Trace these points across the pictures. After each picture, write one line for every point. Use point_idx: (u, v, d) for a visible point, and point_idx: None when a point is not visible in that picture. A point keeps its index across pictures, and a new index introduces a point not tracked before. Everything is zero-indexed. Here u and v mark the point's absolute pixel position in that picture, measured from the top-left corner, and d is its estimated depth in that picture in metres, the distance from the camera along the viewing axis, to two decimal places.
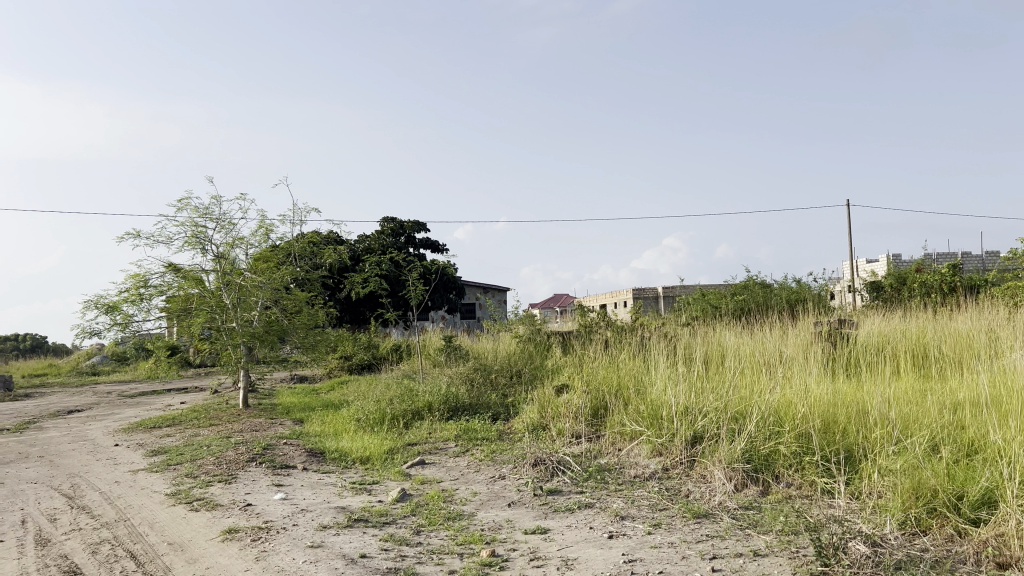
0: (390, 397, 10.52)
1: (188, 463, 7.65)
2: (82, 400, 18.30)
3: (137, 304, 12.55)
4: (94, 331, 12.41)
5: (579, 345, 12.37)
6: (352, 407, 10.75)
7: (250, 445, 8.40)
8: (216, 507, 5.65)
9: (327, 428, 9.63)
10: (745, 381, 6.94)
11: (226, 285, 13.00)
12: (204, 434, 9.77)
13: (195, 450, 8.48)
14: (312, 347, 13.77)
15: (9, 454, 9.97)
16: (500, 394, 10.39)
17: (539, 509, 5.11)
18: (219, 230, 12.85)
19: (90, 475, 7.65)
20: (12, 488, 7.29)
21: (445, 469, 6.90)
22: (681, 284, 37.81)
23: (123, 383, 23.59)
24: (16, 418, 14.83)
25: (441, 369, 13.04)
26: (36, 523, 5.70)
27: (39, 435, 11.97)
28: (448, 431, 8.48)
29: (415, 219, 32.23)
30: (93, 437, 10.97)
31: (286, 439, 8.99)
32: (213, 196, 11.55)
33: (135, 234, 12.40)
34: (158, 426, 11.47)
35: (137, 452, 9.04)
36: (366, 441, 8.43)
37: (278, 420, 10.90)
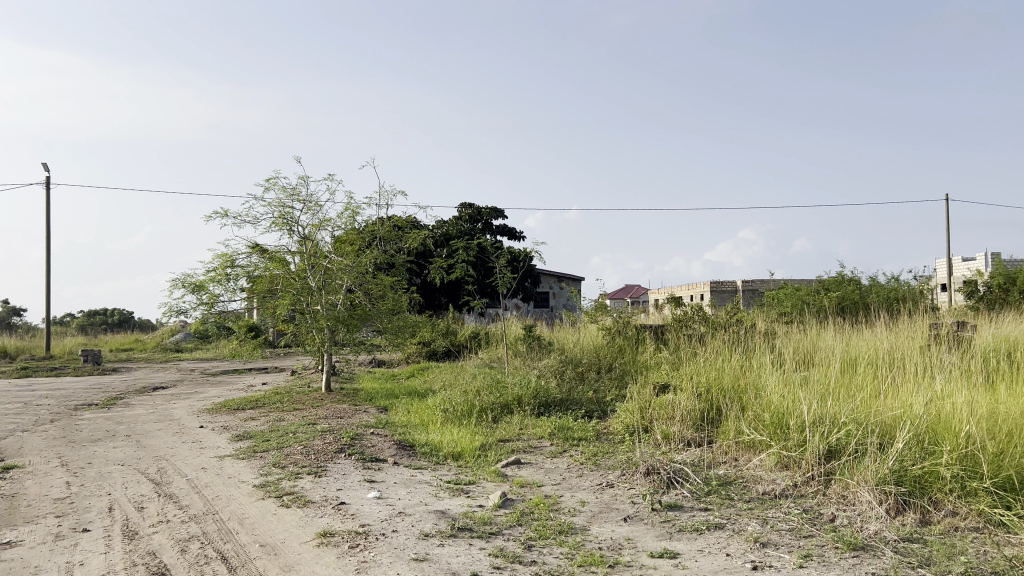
0: (477, 387, 10.08)
1: (274, 451, 7.38)
2: (166, 377, 18.44)
3: (223, 283, 12.45)
4: (181, 311, 12.37)
5: (675, 340, 11.70)
6: (438, 397, 10.36)
7: (336, 435, 8.08)
8: (308, 504, 5.29)
9: (413, 419, 9.26)
10: (882, 390, 6.28)
11: (312, 267, 12.81)
12: (288, 420, 9.51)
13: (281, 436, 8.20)
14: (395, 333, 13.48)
15: (98, 431, 9.91)
16: (593, 389, 9.86)
17: (661, 526, 4.60)
18: (306, 211, 12.66)
19: (177, 460, 7.42)
20: (99, 470, 7.10)
21: (546, 471, 6.42)
22: (763, 279, 36.55)
23: (206, 361, 23.87)
24: (103, 393, 14.95)
25: (527, 360, 12.55)
26: (123, 512, 5.44)
27: (126, 413, 11.95)
28: (542, 427, 8.00)
29: (493, 206, 31.81)
30: (179, 417, 10.86)
31: (373, 429, 8.64)
32: (300, 176, 11.33)
33: (223, 213, 12.32)
34: (242, 409, 11.33)
35: (222, 435, 8.81)
36: (456, 434, 8.00)
37: (363, 407, 10.59)
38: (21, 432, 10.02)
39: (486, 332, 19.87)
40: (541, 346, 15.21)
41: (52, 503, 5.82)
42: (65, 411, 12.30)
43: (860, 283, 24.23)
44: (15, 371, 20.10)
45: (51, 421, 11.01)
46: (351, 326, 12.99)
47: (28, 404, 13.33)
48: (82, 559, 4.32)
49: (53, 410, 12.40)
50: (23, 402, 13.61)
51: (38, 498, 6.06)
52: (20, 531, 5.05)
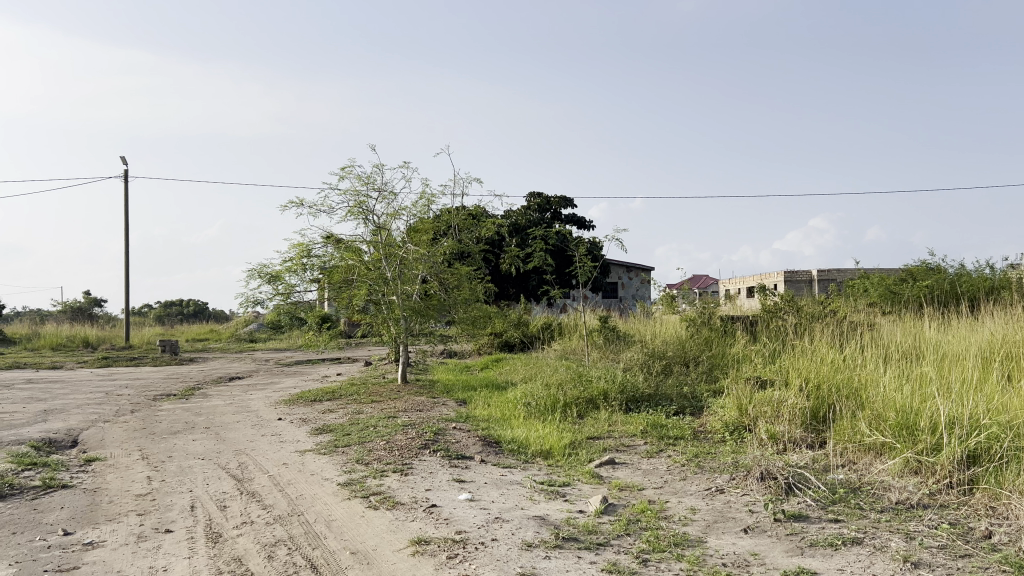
0: (560, 379, 9.67)
1: (357, 446, 7.12)
2: (241, 368, 18.52)
3: (299, 274, 12.32)
4: (258, 301, 12.29)
5: (766, 334, 11.07)
6: (518, 390, 9.99)
7: (417, 430, 7.77)
8: (397, 506, 4.98)
9: (494, 413, 8.90)
10: (1021, 390, 5.68)
11: (387, 258, 12.60)
12: (367, 413, 9.26)
13: (362, 430, 7.94)
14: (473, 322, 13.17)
15: (178, 422, 9.83)
16: (682, 383, 9.38)
17: (788, 540, 4.14)
18: (381, 200, 12.42)
19: (257, 454, 7.21)
20: (180, 465, 6.94)
21: (645, 474, 5.98)
22: (841, 269, 35.24)
23: (279, 351, 24.03)
24: (182, 384, 15.04)
25: (609, 351, 12.06)
26: (206, 511, 5.21)
27: (204, 403, 11.91)
28: (633, 424, 7.55)
29: (562, 196, 31.34)
30: (257, 409, 10.74)
31: (455, 423, 8.32)
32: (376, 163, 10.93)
33: (299, 202, 12.19)
34: (319, 400, 11.19)
35: (302, 429, 8.60)
36: (543, 431, 7.62)
37: (441, 400, 10.29)
38: (103, 423, 10.01)
39: (560, 322, 19.42)
40: (619, 337, 14.70)
41: (135, 499, 5.64)
42: (145, 401, 12.33)
43: (952, 272, 23.01)
44: (97, 361, 20.47)
45: (132, 412, 11.01)
46: (428, 316, 12.73)
47: (109, 394, 13.44)
48: (165, 564, 4.08)
49: (133, 400, 12.46)
50: (105, 392, 13.72)
51: (120, 494, 5.90)
52: (102, 530, 4.85)
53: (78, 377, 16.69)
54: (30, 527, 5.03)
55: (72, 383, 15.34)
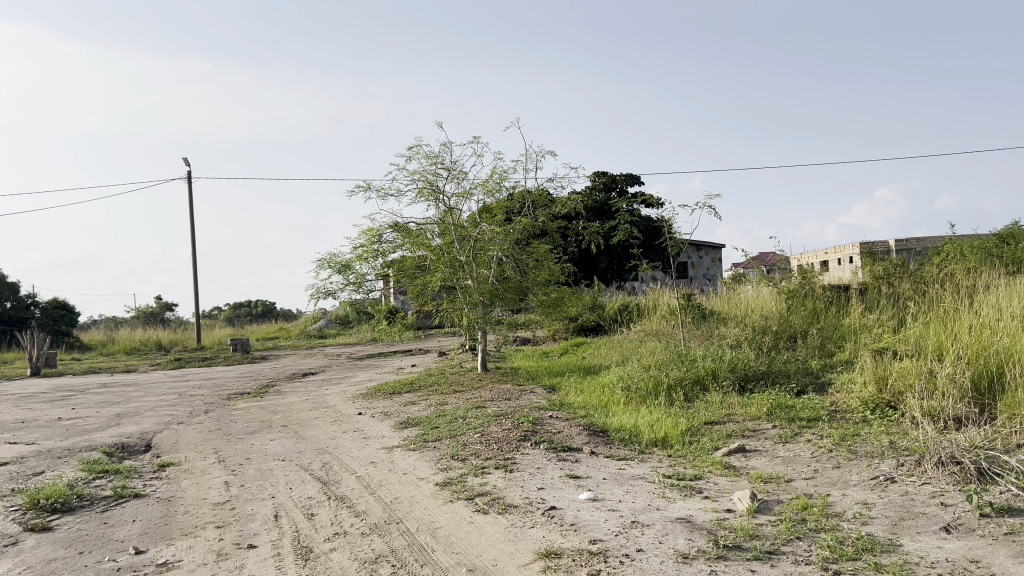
0: (659, 360, 8.86)
1: (449, 440, 6.47)
2: (313, 364, 18.11)
3: (370, 262, 11.76)
4: (329, 292, 11.77)
5: (881, 303, 10.06)
6: (612, 373, 9.22)
7: (512, 420, 7.07)
8: (510, 510, 4.27)
9: (592, 399, 8.15)
10: None
11: (461, 240, 11.91)
12: (453, 404, 8.60)
13: (452, 423, 7.29)
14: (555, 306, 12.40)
15: (254, 422, 9.32)
16: (794, 361, 8.50)
17: (1011, 543, 3.32)
18: (451, 179, 11.71)
19: (342, 453, 6.61)
20: (259, 467, 6.37)
21: (788, 464, 5.17)
22: (924, 237, 33.43)
23: (349, 346, 23.72)
24: (255, 382, 14.69)
25: (705, 330, 11.18)
26: (292, 521, 4.58)
27: (280, 401, 11.43)
28: (754, 408, 6.73)
29: (629, 175, 30.34)
30: (335, 404, 10.20)
31: (551, 411, 7.61)
32: (444, 141, 9.96)
33: (365, 186, 11.62)
34: (398, 392, 10.63)
35: (385, 423, 7.99)
36: (652, 417, 6.84)
37: (529, 387, 9.57)
38: (178, 425, 9.56)
39: (637, 302, 18.54)
40: (708, 316, 13.80)
41: (213, 509, 5.06)
42: (220, 401, 11.94)
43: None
44: (171, 363, 20.33)
45: (206, 412, 10.58)
46: (507, 300, 12.05)
47: (183, 395, 13.11)
48: None
49: (208, 400, 12.08)
50: (179, 393, 13.39)
51: (197, 504, 5.33)
52: (177, 548, 4.26)
53: (152, 379, 16.46)
54: (98, 544, 4.47)
55: (146, 386, 15.07)
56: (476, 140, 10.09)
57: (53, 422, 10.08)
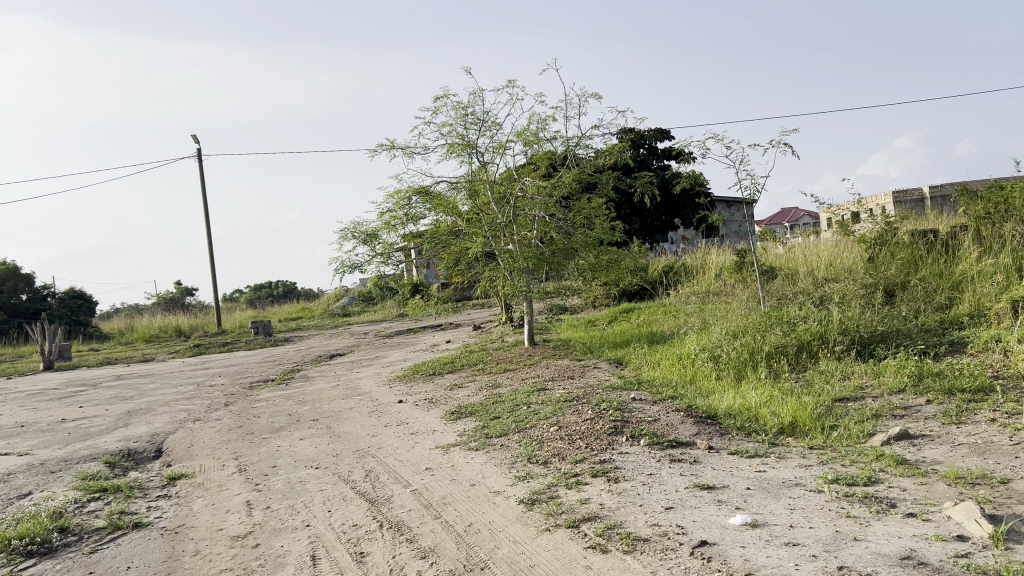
0: (746, 322, 7.59)
1: (519, 434, 5.26)
2: (339, 344, 16.95)
3: (398, 229, 10.58)
4: (355, 266, 10.58)
5: (992, 248, 8.68)
6: (689, 341, 7.97)
7: (591, 404, 5.83)
8: (643, 548, 3.03)
9: (675, 374, 6.90)
10: None
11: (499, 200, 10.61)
12: (508, 387, 7.40)
13: (515, 411, 6.08)
14: (603, 268, 11.14)
15: (279, 415, 8.16)
16: (906, 319, 7.19)
17: None
18: (484, 132, 10.36)
19: (388, 456, 5.40)
20: (287, 479, 5.18)
21: (982, 456, 3.89)
22: None
23: (375, 323, 22.61)
24: (279, 367, 13.57)
25: (779, 289, 9.88)
26: (337, 568, 3.36)
27: (307, 387, 10.29)
28: (892, 380, 5.46)
29: (658, 131, 28.75)
30: (369, 390, 9.02)
31: (632, 391, 6.37)
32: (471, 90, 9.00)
33: (389, 144, 10.37)
34: (438, 374, 9.45)
35: (432, 414, 6.77)
36: (761, 395, 5.60)
37: (590, 361, 8.34)
38: (194, 423, 8.43)
39: (683, 262, 17.20)
40: (772, 273, 12.46)
41: (230, 548, 3.85)
42: (241, 391, 10.80)
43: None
44: (190, 349, 19.30)
45: (226, 406, 9.44)
46: (553, 265, 10.72)
47: (201, 386, 11.99)
48: None
49: (227, 391, 10.95)
50: (197, 383, 12.30)
51: (210, 538, 4.13)
52: None
53: (169, 368, 15.39)
54: None
55: (163, 376, 13.99)
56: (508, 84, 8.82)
57: (55, 425, 8.97)
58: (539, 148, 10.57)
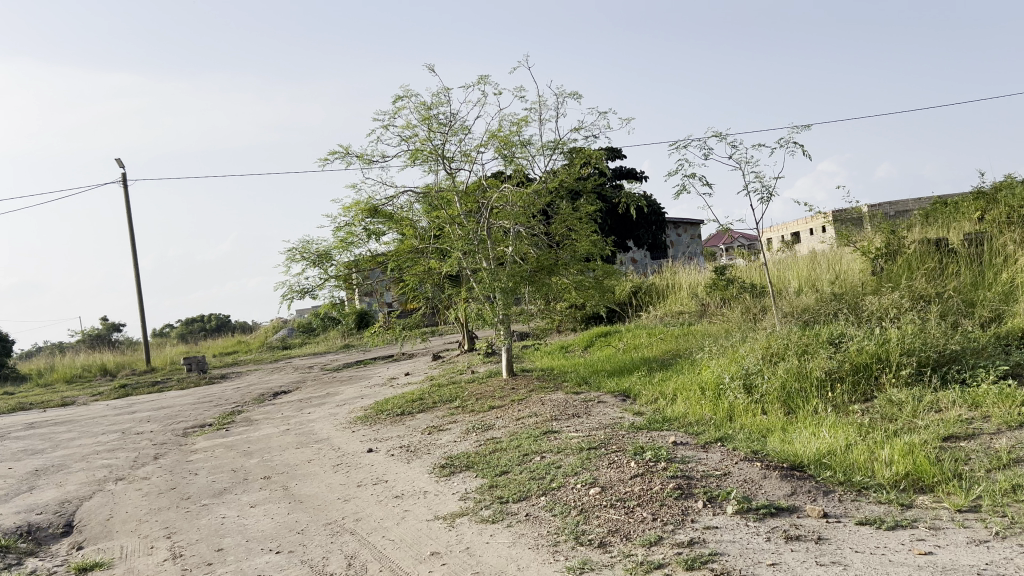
0: (781, 342, 6.46)
1: (547, 499, 4.02)
2: (282, 380, 15.39)
3: (355, 248, 9.35)
4: (306, 291, 9.25)
5: None
6: (711, 366, 6.80)
7: (628, 451, 4.62)
8: None
9: (714, 411, 5.70)
10: None
11: (472, 212, 9.37)
12: (502, 429, 6.15)
13: (527, 464, 4.84)
14: (591, 285, 9.72)
15: (220, 471, 6.75)
16: (964, 333, 6.18)
17: None
18: (451, 136, 9.19)
19: (373, 533, 4.10)
20: (238, 572, 3.84)
21: None
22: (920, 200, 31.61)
23: (320, 356, 21.07)
24: (218, 408, 12.05)
25: (797, 306, 8.77)
26: None
27: (252, 433, 8.85)
28: (1003, 411, 4.38)
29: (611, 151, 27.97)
30: (328, 436, 7.67)
31: (677, 433, 5.16)
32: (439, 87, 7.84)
33: (344, 151, 9.11)
34: (407, 414, 8.14)
35: (417, 467, 5.48)
36: (840, 434, 4.47)
37: (591, 393, 7.15)
38: (115, 484, 6.95)
39: (651, 282, 16.20)
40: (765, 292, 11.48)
41: None
42: (173, 439, 9.29)
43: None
44: (115, 390, 17.51)
45: (155, 460, 7.95)
46: (536, 285, 9.43)
47: (126, 433, 10.41)
48: None
49: (157, 440, 9.44)
50: (121, 431, 10.71)
51: None
52: None
53: (90, 413, 13.62)
54: None
55: (82, 422, 12.29)
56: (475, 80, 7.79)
57: None
58: (514, 153, 9.42)
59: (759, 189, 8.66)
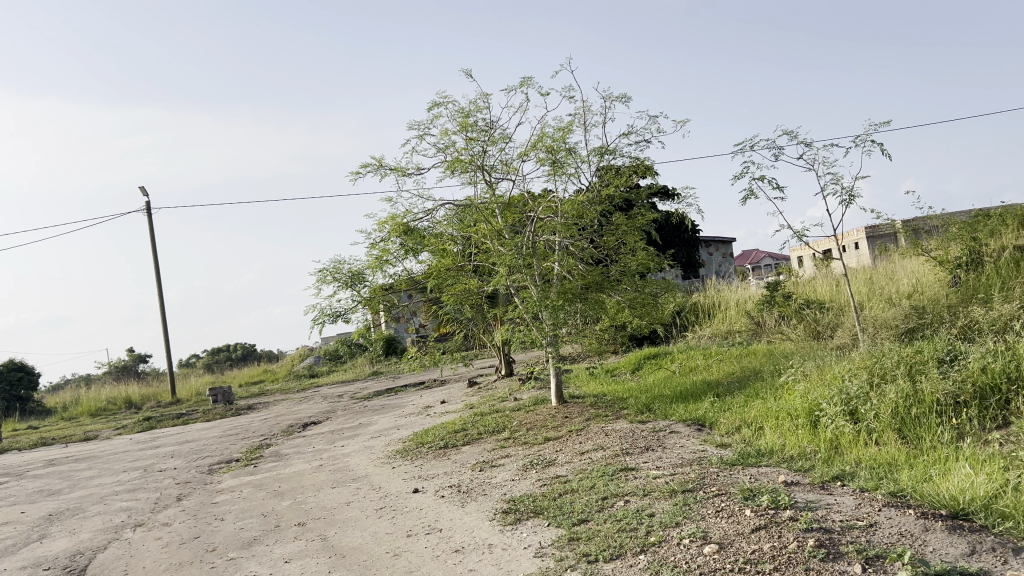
0: (882, 361, 5.67)
1: (649, 558, 3.28)
2: (311, 410, 14.70)
3: (390, 268, 8.69)
4: (338, 315, 8.58)
5: None
6: (799, 390, 5.99)
7: (735, 495, 3.86)
8: None
9: (818, 445, 4.90)
10: None
11: (515, 227, 8.66)
12: (566, 466, 5.41)
13: (608, 509, 4.09)
14: (649, 302, 8.85)
15: (250, 516, 6.04)
16: None
17: None
18: (490, 145, 8.53)
19: None
20: None
21: None
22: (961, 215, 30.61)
23: (348, 384, 20.42)
24: (245, 441, 11.38)
25: (879, 322, 7.96)
26: None
27: (283, 470, 8.16)
28: None
29: None
30: (366, 473, 6.96)
31: (786, 473, 4.38)
32: (477, 89, 7.27)
33: (377, 163, 8.47)
34: (451, 448, 7.41)
35: (474, 512, 4.75)
36: (997, 472, 3.67)
37: (661, 422, 6.40)
38: (133, 531, 6.26)
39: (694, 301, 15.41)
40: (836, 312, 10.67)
41: None
42: (198, 478, 8.60)
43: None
44: (140, 423, 16.91)
45: (178, 502, 7.26)
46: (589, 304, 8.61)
47: (148, 471, 9.74)
48: None
49: (181, 478, 8.77)
50: (144, 468, 10.04)
51: None
52: None
53: (113, 448, 12.99)
54: None
55: (104, 458, 11.65)
56: (515, 84, 7.32)
57: None
58: (559, 161, 8.71)
59: (835, 191, 8.33)
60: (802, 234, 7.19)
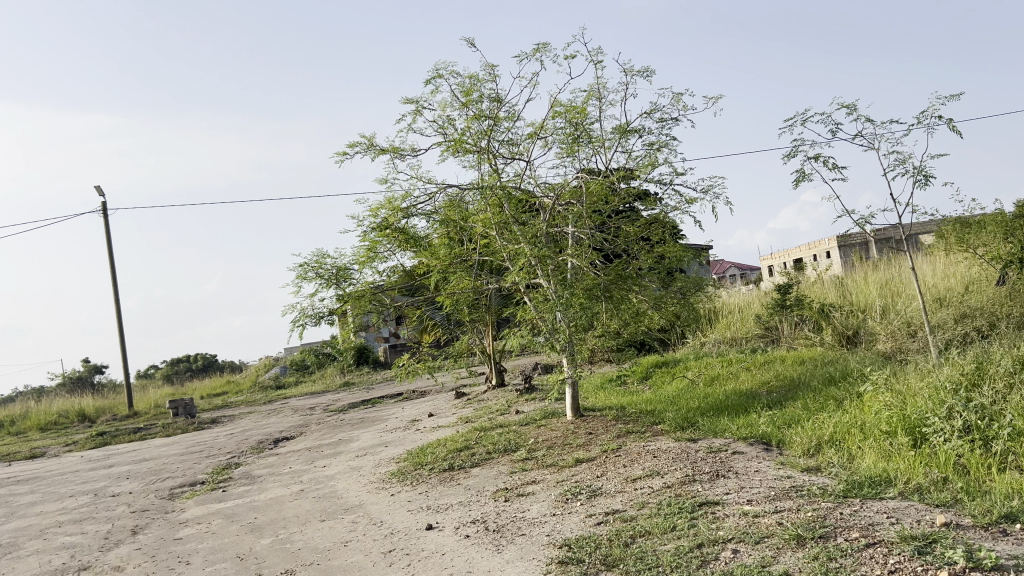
0: (995, 369, 4.72)
1: None
2: (281, 425, 13.48)
3: (380, 262, 7.68)
4: (321, 316, 7.48)
5: None
6: (888, 399, 4.99)
7: (899, 546, 2.84)
8: None
9: (947, 472, 3.92)
10: None
11: (526, 215, 7.62)
12: (619, 498, 4.37)
13: (714, 564, 3.05)
14: (674, 301, 7.84)
15: (223, 557, 4.92)
16: None
17: None
18: (497, 123, 7.51)
19: None
20: None
21: None
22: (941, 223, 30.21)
23: (320, 396, 19.18)
24: (211, 460, 10.18)
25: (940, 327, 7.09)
26: None
27: (257, 496, 7.03)
28: None
29: None
30: (359, 502, 5.87)
31: (934, 510, 3.37)
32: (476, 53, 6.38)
33: (368, 143, 7.40)
34: (459, 470, 6.33)
35: (517, 561, 3.68)
36: None
37: (718, 441, 5.39)
38: None
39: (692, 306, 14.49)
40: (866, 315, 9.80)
41: None
42: (157, 505, 7.42)
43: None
44: (92, 438, 15.52)
45: (134, 536, 6.09)
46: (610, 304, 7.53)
47: (99, 496, 8.50)
48: None
49: (137, 505, 7.56)
50: (94, 492, 8.81)
51: None
52: None
53: (61, 467, 11.67)
54: None
55: (51, 480, 10.36)
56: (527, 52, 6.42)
57: None
58: (577, 142, 7.68)
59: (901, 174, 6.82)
60: (864, 220, 6.24)
